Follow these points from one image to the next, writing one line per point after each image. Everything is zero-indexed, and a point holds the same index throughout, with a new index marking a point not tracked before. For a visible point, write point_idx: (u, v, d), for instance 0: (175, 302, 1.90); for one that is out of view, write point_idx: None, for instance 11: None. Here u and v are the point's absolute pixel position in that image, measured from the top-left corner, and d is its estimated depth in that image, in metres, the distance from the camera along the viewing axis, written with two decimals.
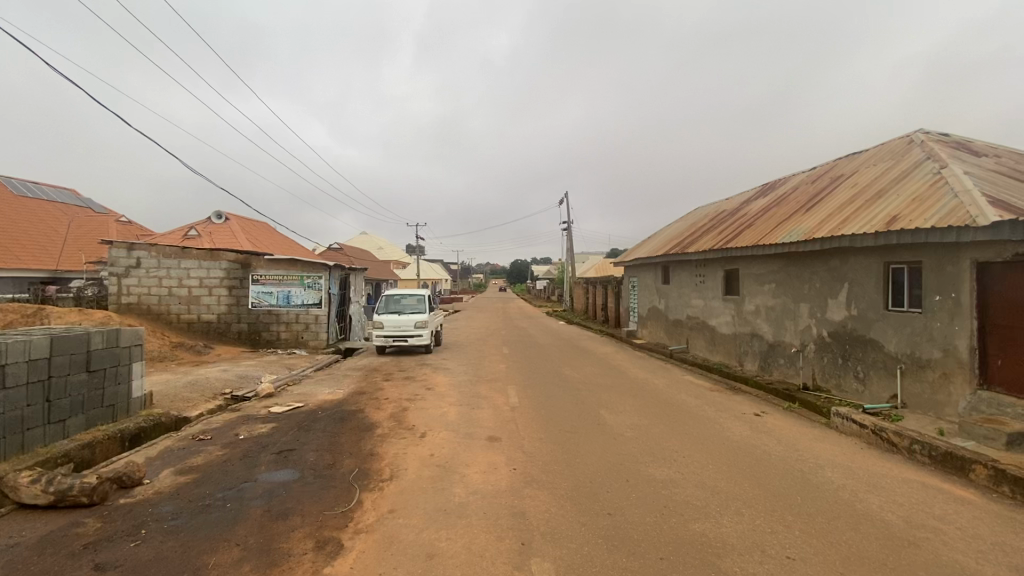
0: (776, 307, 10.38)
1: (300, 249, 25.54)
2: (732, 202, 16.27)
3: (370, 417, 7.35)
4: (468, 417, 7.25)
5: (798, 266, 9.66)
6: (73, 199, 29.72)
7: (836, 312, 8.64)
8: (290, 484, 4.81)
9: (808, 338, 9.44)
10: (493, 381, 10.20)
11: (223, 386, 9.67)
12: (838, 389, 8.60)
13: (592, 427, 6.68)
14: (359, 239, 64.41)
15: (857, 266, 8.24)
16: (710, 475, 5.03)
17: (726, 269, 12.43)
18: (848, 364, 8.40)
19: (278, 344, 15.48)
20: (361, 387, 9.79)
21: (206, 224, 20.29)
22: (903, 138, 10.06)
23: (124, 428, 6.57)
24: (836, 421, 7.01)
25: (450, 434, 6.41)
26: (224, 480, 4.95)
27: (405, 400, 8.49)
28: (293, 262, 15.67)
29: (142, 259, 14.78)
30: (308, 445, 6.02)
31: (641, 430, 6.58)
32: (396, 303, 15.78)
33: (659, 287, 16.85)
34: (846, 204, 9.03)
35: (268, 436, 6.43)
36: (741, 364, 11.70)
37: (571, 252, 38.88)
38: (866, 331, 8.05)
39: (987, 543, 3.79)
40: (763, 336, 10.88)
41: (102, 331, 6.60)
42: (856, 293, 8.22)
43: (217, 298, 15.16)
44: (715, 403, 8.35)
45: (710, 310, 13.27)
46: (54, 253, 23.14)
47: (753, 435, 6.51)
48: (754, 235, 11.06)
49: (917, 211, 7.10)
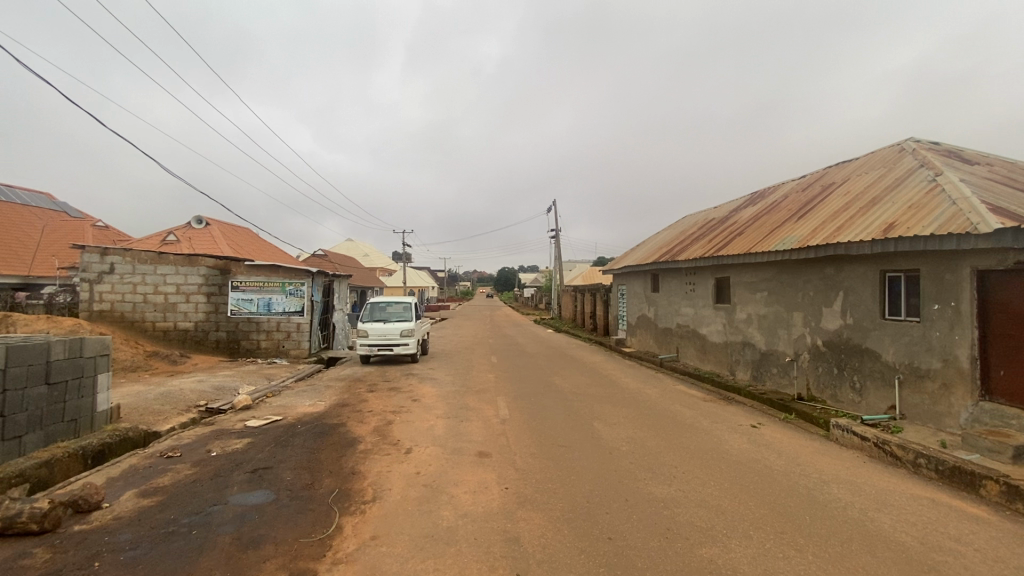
0: (768, 315, 10.25)
1: (283, 255, 25.04)
2: (721, 210, 16.25)
3: (352, 431, 6.98)
4: (456, 431, 6.92)
5: (791, 274, 9.53)
6: (48, 203, 28.87)
7: (831, 321, 8.51)
8: (264, 507, 4.44)
9: (801, 347, 9.30)
10: (482, 391, 9.90)
11: (197, 398, 9.19)
12: (834, 400, 8.45)
13: (585, 440, 6.40)
14: (345, 246, 63.76)
15: (852, 274, 8.10)
16: (713, 492, 4.79)
17: (716, 277, 12.30)
18: (844, 374, 8.25)
19: (258, 353, 15.01)
20: (343, 399, 9.39)
21: (185, 229, 19.72)
22: (893, 147, 10.04)
23: (86, 445, 6.11)
24: (835, 433, 6.83)
25: (437, 449, 6.08)
26: (191, 504, 4.55)
27: (389, 412, 8.13)
28: (275, 268, 15.23)
29: (116, 265, 14.20)
30: (285, 462, 5.64)
31: (637, 443, 6.32)
32: (381, 311, 15.38)
33: (648, 296, 16.72)
34: (839, 211, 8.94)
35: (243, 452, 6.03)
36: (733, 374, 11.54)
37: (559, 259, 38.79)
38: (861, 340, 7.91)
39: (1011, 567, 3.57)
40: (755, 345, 10.73)
41: (64, 340, 6.16)
42: (851, 301, 8.09)
43: (194, 306, 14.63)
44: (710, 414, 8.14)
45: (700, 319, 13.13)
46: (27, 259, 22.33)
47: (753, 448, 6.29)
48: (746, 242, 10.95)
49: (914, 218, 6.99)
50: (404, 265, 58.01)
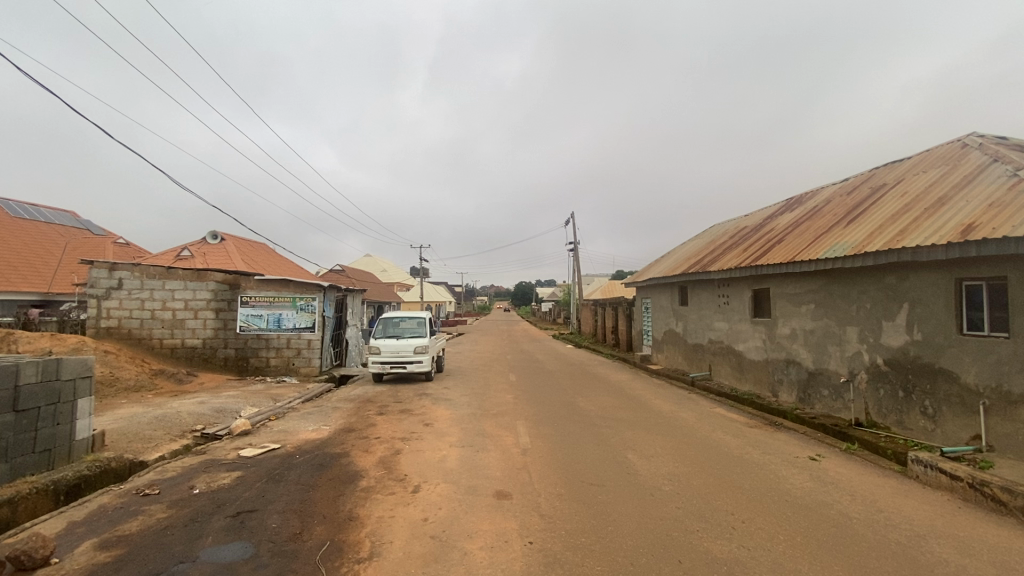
0: (816, 330, 9.26)
1: (298, 270, 24.73)
2: (753, 218, 15.31)
3: (355, 463, 6.21)
4: (472, 463, 6.11)
5: (843, 284, 8.57)
6: (72, 221, 29.10)
7: (894, 336, 7.52)
8: (238, 567, 3.67)
9: (857, 365, 8.28)
10: (500, 415, 9.09)
11: (195, 422, 8.54)
12: (901, 427, 7.40)
13: (621, 479, 5.52)
14: (363, 262, 63.75)
15: (919, 284, 7.13)
16: (786, 552, 3.87)
17: (754, 289, 11.34)
18: (912, 398, 7.23)
19: (267, 371, 14.43)
20: (350, 423, 8.64)
21: (200, 244, 19.48)
22: (953, 143, 9.09)
23: (58, 479, 5.46)
24: (915, 470, 5.84)
25: (449, 488, 5.26)
26: (153, 561, 3.80)
27: (398, 440, 7.35)
28: (285, 283, 14.72)
29: (124, 281, 13.81)
30: (274, 504, 4.88)
31: (681, 482, 5.43)
32: (395, 327, 14.69)
33: (676, 309, 15.73)
34: (899, 213, 7.98)
35: (229, 490, 5.29)
36: (775, 394, 10.51)
37: (578, 272, 37.91)
38: (933, 359, 6.89)
39: None
40: (801, 363, 9.72)
41: (37, 361, 5.56)
42: (919, 314, 7.10)
43: (203, 322, 14.14)
44: (759, 443, 7.18)
45: (736, 334, 12.12)
46: (47, 276, 22.32)
47: (818, 488, 5.37)
48: (788, 250, 10.01)
49: (998, 218, 6.06)
50: (422, 280, 57.50)
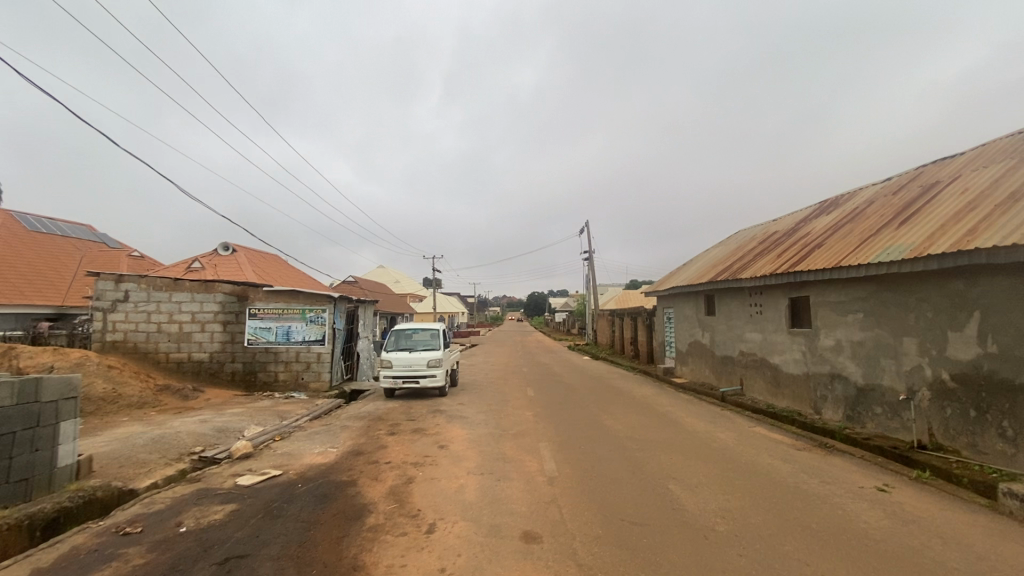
0: (866, 342, 8.43)
1: (310, 282, 24.35)
2: (783, 223, 14.54)
3: (363, 494, 5.55)
4: (494, 495, 5.42)
5: (898, 291, 7.77)
6: (88, 234, 29.17)
7: (962, 348, 6.71)
8: None
9: (917, 380, 7.45)
10: (520, 435, 8.38)
11: (194, 444, 7.95)
12: (974, 451, 6.56)
13: (666, 516, 4.78)
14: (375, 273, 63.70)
15: (993, 289, 6.34)
16: None
17: (791, 297, 10.54)
18: (986, 419, 6.40)
19: (276, 386, 13.89)
20: (359, 444, 7.98)
21: (211, 256, 19.15)
22: (1015, 136, 8.34)
23: (34, 512, 4.89)
24: (1008, 505, 5.03)
25: (468, 527, 4.56)
26: None
27: (411, 465, 6.67)
28: (295, 294, 14.24)
29: (130, 293, 13.42)
30: (269, 548, 4.23)
31: (736, 520, 4.70)
32: (407, 339, 14.10)
33: (701, 319, 14.91)
34: (963, 211, 7.22)
35: (221, 529, 4.66)
36: (818, 412, 9.67)
37: (592, 281, 37.12)
38: (1013, 374, 6.07)
39: None
40: (848, 377, 8.89)
41: (12, 381, 5.04)
42: (993, 323, 6.30)
43: (210, 335, 13.69)
44: (815, 470, 6.38)
45: (770, 345, 11.30)
46: (62, 289, 22.26)
47: (899, 530, 4.57)
48: (832, 254, 9.22)
49: None
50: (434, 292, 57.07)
